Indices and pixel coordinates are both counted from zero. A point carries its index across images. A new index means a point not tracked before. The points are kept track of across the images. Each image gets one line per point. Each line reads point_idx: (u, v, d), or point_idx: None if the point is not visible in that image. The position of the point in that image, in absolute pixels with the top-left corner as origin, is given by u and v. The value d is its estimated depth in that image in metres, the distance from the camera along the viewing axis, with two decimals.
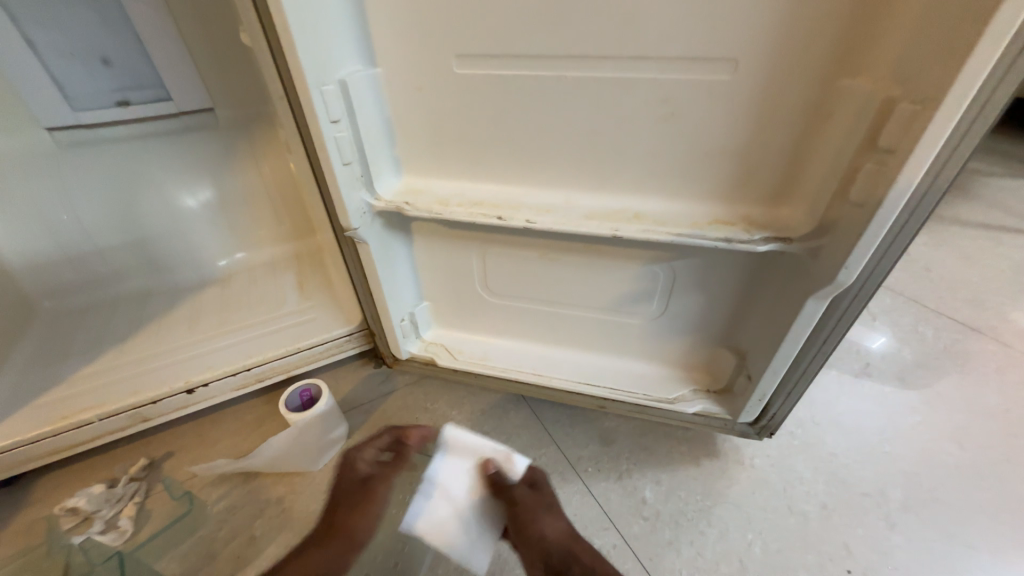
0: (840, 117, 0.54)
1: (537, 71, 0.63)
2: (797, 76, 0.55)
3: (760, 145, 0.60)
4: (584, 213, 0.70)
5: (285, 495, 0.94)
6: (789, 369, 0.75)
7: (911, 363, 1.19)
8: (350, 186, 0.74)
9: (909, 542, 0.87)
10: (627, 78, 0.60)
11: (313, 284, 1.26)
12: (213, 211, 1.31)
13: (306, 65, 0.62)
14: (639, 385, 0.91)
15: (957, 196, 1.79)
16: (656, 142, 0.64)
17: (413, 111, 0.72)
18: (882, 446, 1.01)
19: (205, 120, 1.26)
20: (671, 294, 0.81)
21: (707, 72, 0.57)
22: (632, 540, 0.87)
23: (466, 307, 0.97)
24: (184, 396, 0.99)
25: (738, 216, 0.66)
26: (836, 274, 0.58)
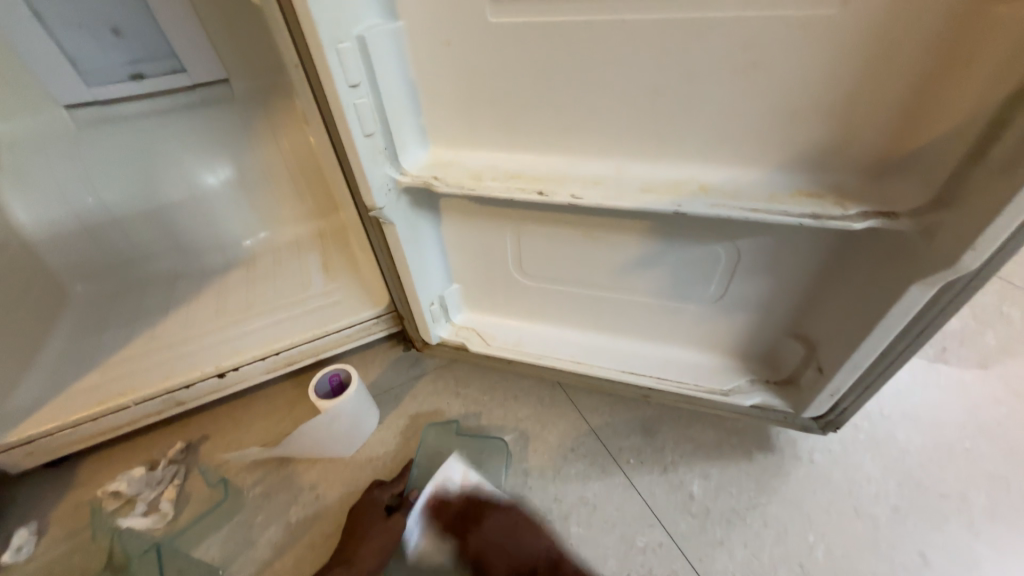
0: (987, 56, 0.43)
1: (587, 15, 0.52)
2: (932, 4, 0.43)
3: (867, 99, 0.49)
4: (639, 186, 0.61)
5: (318, 482, 0.93)
6: (872, 363, 0.66)
7: (996, 347, 1.05)
8: (373, 160, 0.67)
9: (995, 552, 0.78)
10: (698, 19, 0.49)
11: (337, 263, 1.21)
12: (234, 189, 1.27)
13: (320, 21, 0.54)
14: (690, 375, 0.83)
15: None
16: (731, 99, 0.53)
17: (440, 70, 0.63)
18: (963, 443, 0.90)
19: (220, 92, 1.19)
20: (734, 276, 0.72)
21: (806, 6, 0.46)
22: (680, 539, 0.81)
23: (498, 289, 0.90)
24: (216, 380, 0.98)
25: (829, 187, 0.55)
26: (959, 257, 0.48)
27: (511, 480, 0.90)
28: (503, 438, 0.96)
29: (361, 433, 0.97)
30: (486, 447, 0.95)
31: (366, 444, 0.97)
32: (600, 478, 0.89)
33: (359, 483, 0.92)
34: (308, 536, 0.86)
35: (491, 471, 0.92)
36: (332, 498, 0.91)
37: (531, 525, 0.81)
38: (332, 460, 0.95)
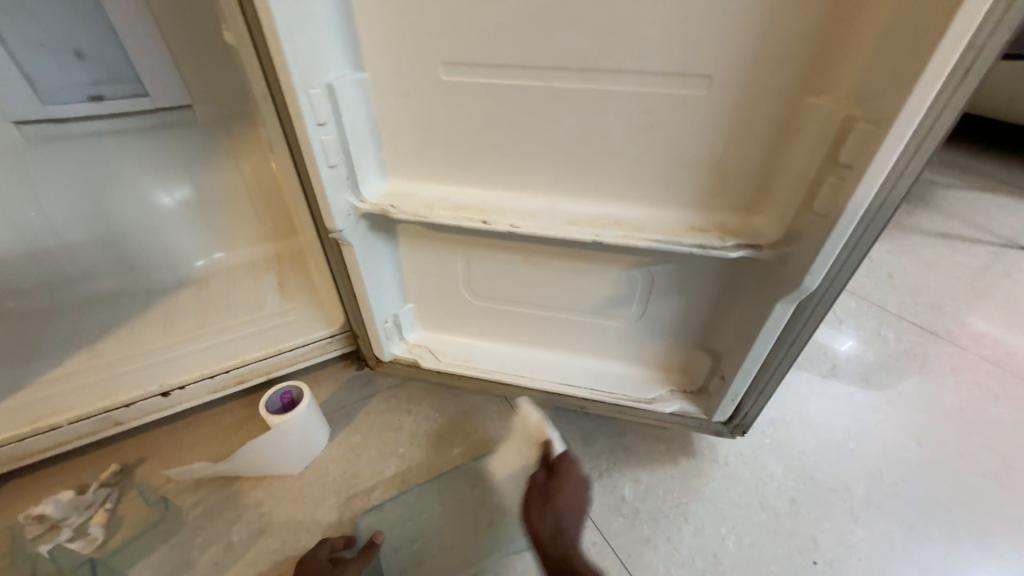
0: (807, 132, 0.58)
1: (522, 80, 0.65)
2: (769, 92, 0.58)
3: (733, 158, 0.64)
4: (566, 219, 0.72)
5: (264, 499, 0.93)
6: (760, 371, 0.79)
7: (876, 365, 1.24)
8: (336, 188, 0.74)
9: (872, 536, 0.91)
10: (607, 91, 0.63)
11: (293, 284, 1.25)
12: (191, 210, 1.29)
13: (293, 69, 0.62)
14: (619, 386, 0.94)
15: (919, 206, 1.84)
16: (638, 152, 0.67)
17: (399, 114, 0.72)
18: (849, 444, 1.06)
19: (184, 117, 1.23)
20: (650, 297, 0.84)
21: (685, 87, 0.60)
22: (612, 538, 0.89)
23: (449, 309, 0.98)
24: (160, 399, 0.97)
25: (713, 224, 0.69)
26: (802, 280, 0.62)
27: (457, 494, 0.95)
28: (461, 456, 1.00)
29: (312, 449, 0.99)
30: (461, 478, 0.97)
31: (315, 461, 0.99)
32: None
33: (305, 500, 0.93)
34: (251, 553, 0.86)
35: (461, 503, 0.94)
36: (277, 514, 0.91)
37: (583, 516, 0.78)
38: (280, 477, 0.96)
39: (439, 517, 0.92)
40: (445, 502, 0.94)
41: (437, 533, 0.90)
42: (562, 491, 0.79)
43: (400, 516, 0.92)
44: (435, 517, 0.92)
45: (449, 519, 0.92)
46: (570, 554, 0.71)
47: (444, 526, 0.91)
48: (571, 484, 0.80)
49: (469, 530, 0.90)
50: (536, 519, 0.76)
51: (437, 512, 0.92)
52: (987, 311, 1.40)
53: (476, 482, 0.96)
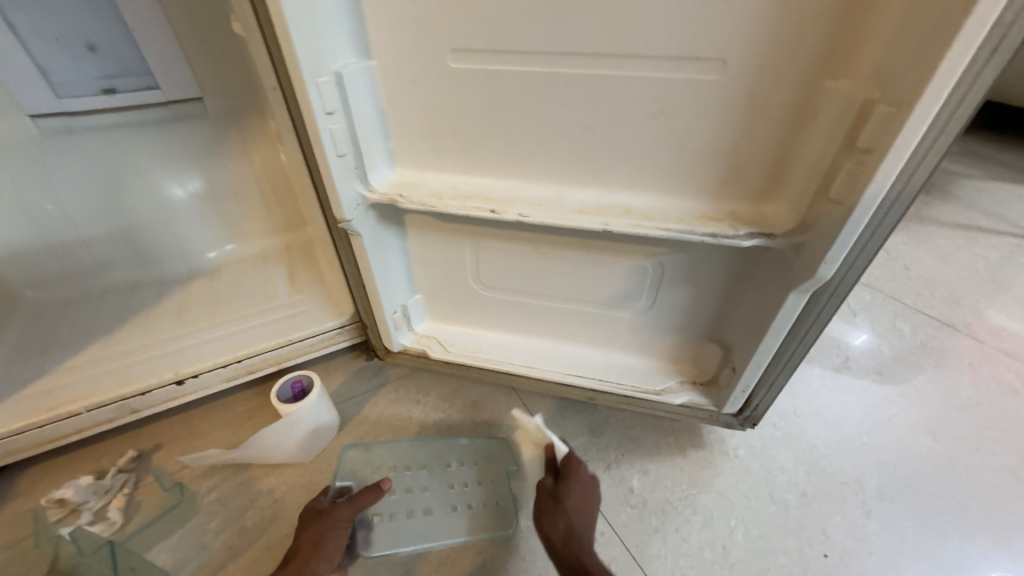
0: (824, 118, 0.57)
1: (530, 66, 0.64)
2: (784, 76, 0.57)
3: (746, 144, 0.63)
4: (575, 208, 0.72)
5: (276, 486, 0.95)
6: (772, 362, 0.78)
7: (890, 358, 1.22)
8: (345, 177, 0.74)
9: (884, 529, 0.90)
10: (616, 77, 0.62)
11: (303, 276, 1.25)
12: (202, 202, 1.30)
13: (301, 57, 0.62)
14: (628, 377, 0.93)
15: (938, 196, 1.80)
16: (649, 139, 0.66)
17: (407, 103, 0.72)
18: (861, 437, 1.04)
19: (194, 110, 1.25)
20: (660, 287, 0.83)
21: (697, 71, 0.59)
22: (620, 528, 0.89)
23: (458, 300, 0.98)
24: (174, 387, 0.99)
25: (725, 213, 0.68)
26: (817, 269, 0.61)
27: (441, 467, 0.97)
28: (460, 437, 1.02)
29: (322, 437, 1.00)
30: (453, 451, 0.99)
31: (325, 450, 1.00)
32: None
33: (316, 488, 0.94)
34: (265, 537, 0.88)
35: (448, 473, 0.96)
36: (289, 501, 0.93)
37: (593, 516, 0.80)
38: (291, 465, 0.98)
39: (426, 481, 0.95)
40: (434, 468, 0.97)
41: (417, 493, 0.93)
42: (574, 493, 0.81)
43: (384, 461, 0.97)
44: (420, 479, 0.95)
45: (433, 484, 0.94)
46: (581, 555, 0.73)
47: (427, 490, 0.94)
48: (581, 484, 0.82)
49: (448, 500, 0.92)
50: (548, 525, 0.78)
51: (420, 480, 0.95)
52: (1007, 304, 1.36)
53: (468, 460, 0.98)
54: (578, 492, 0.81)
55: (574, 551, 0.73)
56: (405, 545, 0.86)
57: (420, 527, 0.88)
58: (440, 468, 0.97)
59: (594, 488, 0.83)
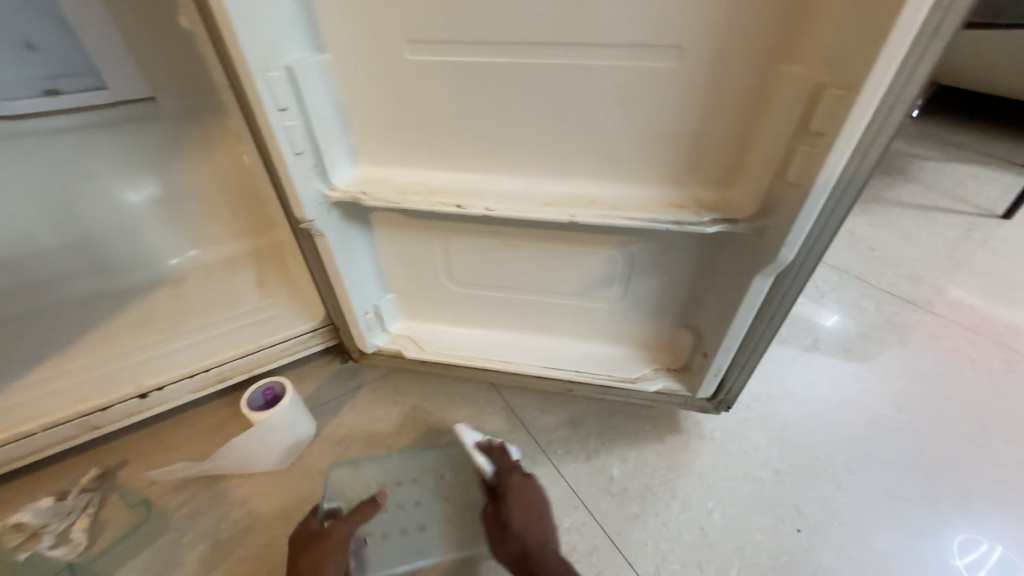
0: (779, 102, 0.57)
1: (488, 56, 0.63)
2: (740, 61, 0.57)
3: (706, 131, 0.63)
4: (542, 199, 0.71)
5: (251, 497, 0.92)
6: (741, 345, 0.79)
7: (857, 336, 1.26)
8: (304, 176, 0.72)
9: (854, 501, 0.93)
10: (576, 66, 0.61)
11: (273, 280, 1.22)
12: (162, 207, 1.25)
13: (248, 51, 0.60)
14: (604, 366, 0.94)
15: (899, 178, 1.86)
16: (612, 128, 0.65)
17: (365, 97, 0.70)
18: (831, 414, 1.08)
19: (147, 110, 1.18)
20: (631, 276, 0.84)
21: (655, 59, 0.59)
22: (601, 517, 0.90)
23: (431, 297, 0.97)
24: (138, 401, 0.95)
25: (689, 199, 0.68)
26: (778, 252, 0.62)
27: (434, 480, 0.94)
28: (442, 438, 1.01)
29: (298, 444, 0.97)
30: (446, 462, 0.96)
31: (301, 457, 0.98)
32: (531, 470, 0.96)
33: (293, 496, 0.92)
34: (241, 549, 0.85)
35: (442, 486, 0.93)
36: (265, 511, 0.90)
37: (544, 521, 0.80)
38: (266, 474, 0.95)
39: (418, 496, 0.92)
40: (425, 480, 0.94)
41: (411, 509, 0.90)
42: (515, 508, 0.81)
43: (375, 478, 0.93)
44: (412, 493, 0.92)
45: (426, 498, 0.92)
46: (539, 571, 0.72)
47: (420, 505, 0.91)
48: (518, 495, 0.82)
49: (442, 514, 0.90)
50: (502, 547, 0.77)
51: (412, 495, 0.92)
52: (964, 279, 1.42)
53: (462, 471, 0.95)
54: (520, 501, 0.82)
55: (533, 569, 0.73)
56: (400, 565, 0.83)
57: (414, 544, 0.86)
58: (432, 481, 0.94)
59: (534, 492, 0.83)
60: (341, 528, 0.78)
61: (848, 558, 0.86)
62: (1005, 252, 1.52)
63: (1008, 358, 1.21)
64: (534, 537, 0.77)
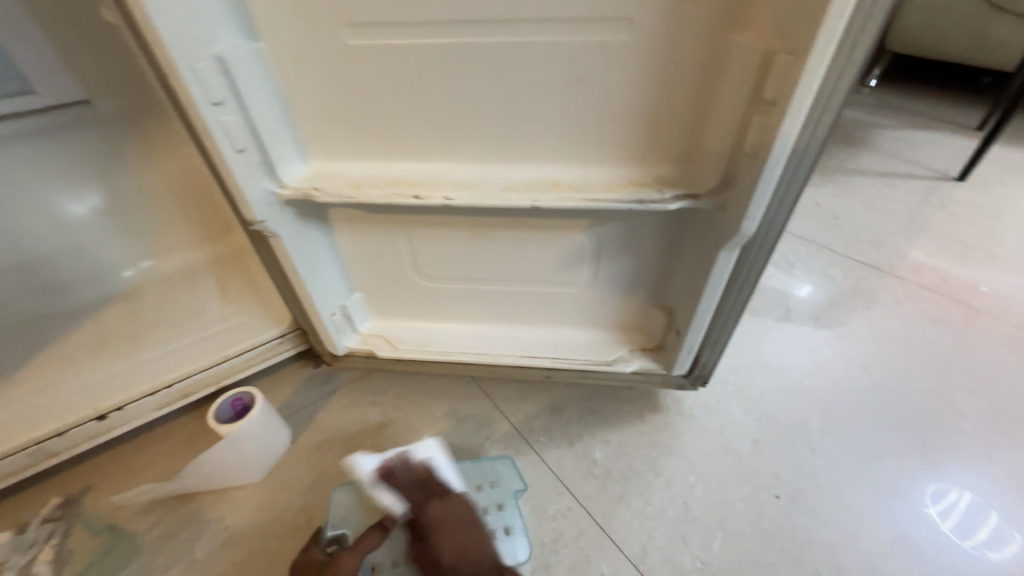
0: (731, 72, 0.57)
1: (433, 37, 0.60)
2: (691, 31, 0.56)
3: (663, 105, 0.62)
4: (503, 185, 0.69)
5: (226, 512, 0.89)
6: (712, 320, 0.79)
7: (825, 304, 1.29)
8: (250, 174, 0.68)
9: (828, 463, 0.96)
10: (524, 43, 0.59)
11: (235, 287, 1.16)
12: (108, 219, 1.18)
13: (170, 42, 0.56)
14: (580, 351, 0.93)
15: (860, 147, 1.90)
16: (568, 107, 0.64)
17: (308, 87, 0.66)
18: (803, 380, 1.10)
19: (82, 115, 1.10)
20: (600, 259, 0.83)
21: (605, 32, 0.57)
22: (586, 501, 0.90)
23: (400, 293, 0.94)
24: (96, 424, 0.90)
25: (651, 177, 0.67)
26: (740, 224, 0.62)
27: None
28: (423, 436, 0.99)
29: (273, 455, 0.94)
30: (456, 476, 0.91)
31: (278, 467, 0.95)
32: (515, 460, 0.96)
33: (271, 508, 0.89)
34: (219, 566, 0.83)
35: None
36: (242, 525, 0.87)
37: (478, 539, 0.76)
38: (242, 487, 0.92)
39: None
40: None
41: None
42: (443, 539, 0.75)
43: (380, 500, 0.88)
44: None
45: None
46: None
47: None
48: (440, 526, 0.76)
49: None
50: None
51: None
52: (923, 242, 1.47)
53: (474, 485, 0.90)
54: (445, 530, 0.76)
55: None
56: None
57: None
58: None
59: (456, 514, 0.77)
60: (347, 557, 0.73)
61: (825, 520, 0.88)
62: (960, 213, 1.57)
63: (967, 315, 1.25)
64: (469, 561, 0.74)
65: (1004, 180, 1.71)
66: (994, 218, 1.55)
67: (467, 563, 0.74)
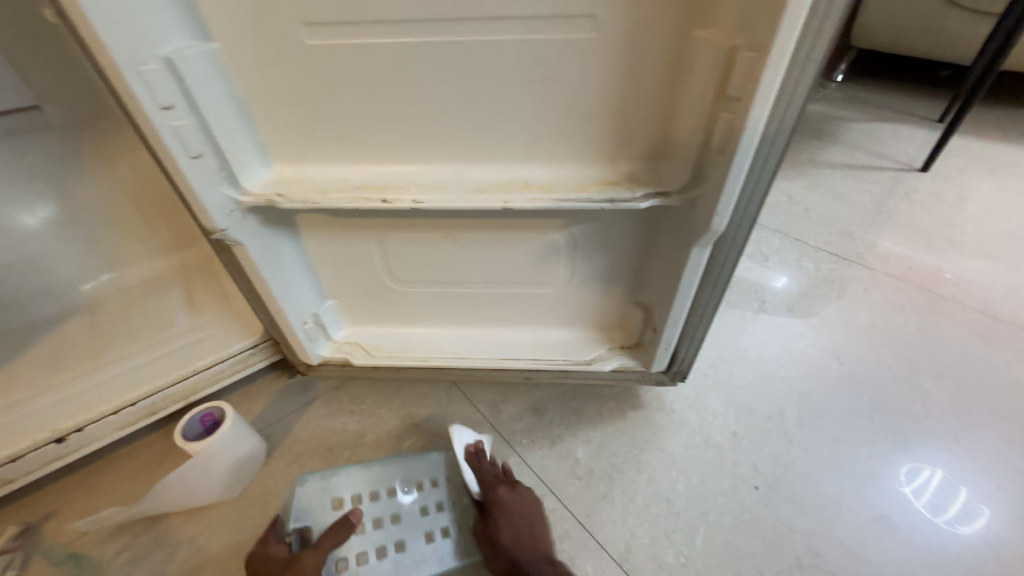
0: (697, 68, 0.56)
1: (393, 36, 0.58)
2: (655, 27, 0.55)
3: (631, 102, 0.61)
4: (473, 187, 0.68)
5: (197, 533, 0.85)
6: (688, 316, 0.80)
7: (800, 295, 1.32)
8: (207, 181, 0.65)
9: (805, 452, 0.98)
10: (489, 42, 0.58)
11: (203, 297, 1.12)
12: (62, 230, 1.12)
13: (111, 43, 0.52)
14: (560, 351, 0.92)
15: (829, 140, 1.95)
16: (537, 106, 0.63)
17: (265, 88, 0.64)
18: (779, 371, 1.12)
19: (31, 121, 1.03)
20: (575, 258, 0.82)
21: (571, 30, 0.56)
22: (570, 501, 0.90)
23: (375, 299, 0.92)
24: (54, 447, 0.85)
25: (622, 175, 0.67)
26: (711, 222, 0.62)
27: (411, 490, 0.88)
28: (403, 443, 0.97)
29: (247, 471, 0.91)
30: (424, 468, 0.91)
31: (252, 483, 0.92)
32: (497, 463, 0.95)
33: (245, 526, 0.86)
34: None
35: (421, 495, 0.87)
36: (215, 546, 0.84)
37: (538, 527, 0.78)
38: (214, 506, 0.88)
39: (396, 508, 0.86)
40: (406, 491, 0.88)
41: (389, 524, 0.84)
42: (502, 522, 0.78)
43: (346, 491, 0.87)
44: (390, 506, 0.86)
45: (405, 511, 0.86)
46: None
47: (398, 518, 0.85)
48: (505, 509, 0.79)
49: (421, 527, 0.84)
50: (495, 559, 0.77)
51: (389, 508, 0.86)
52: (890, 231, 1.51)
53: (442, 476, 0.90)
54: (510, 512, 0.79)
55: None
56: None
57: (392, 566, 0.80)
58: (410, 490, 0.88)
59: (525, 497, 0.81)
60: (308, 556, 0.73)
61: (803, 508, 0.90)
62: (924, 203, 1.63)
63: (933, 301, 1.29)
64: (525, 550, 0.75)
65: (964, 170, 1.78)
66: (956, 206, 1.61)
67: (521, 544, 0.76)
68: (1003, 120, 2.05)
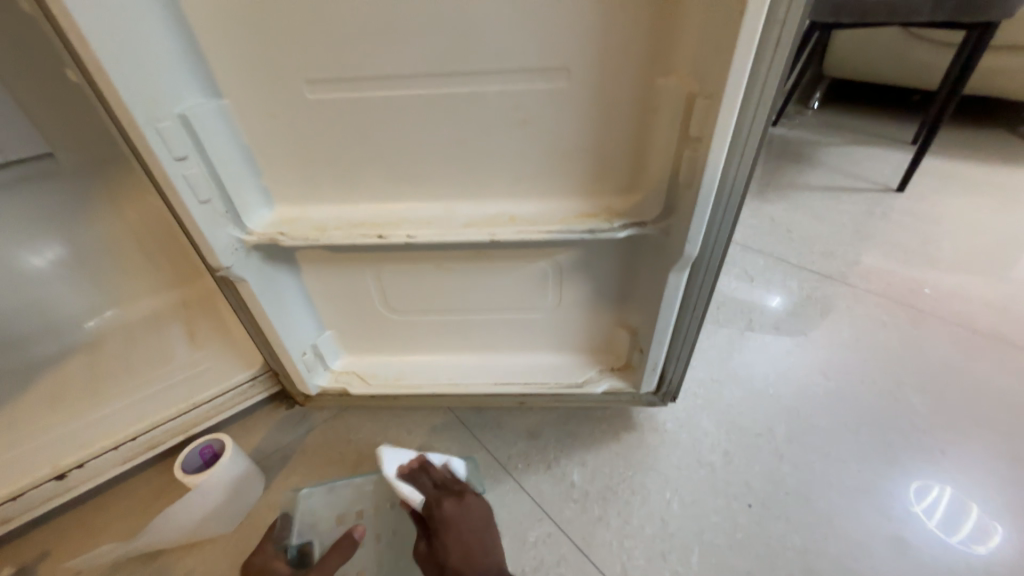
0: (662, 112, 0.62)
1: (386, 90, 0.64)
2: (622, 78, 0.62)
3: (605, 142, 0.67)
4: (463, 222, 0.73)
5: (194, 568, 0.85)
6: (673, 337, 0.83)
7: (786, 314, 1.36)
8: (214, 223, 0.70)
9: (796, 468, 1.00)
10: (474, 92, 0.64)
11: (204, 330, 1.15)
12: (70, 270, 1.16)
13: (131, 104, 0.58)
14: (552, 375, 0.95)
15: (807, 164, 2.04)
16: (520, 147, 0.68)
17: (270, 138, 0.69)
18: (769, 389, 1.15)
19: (45, 167, 1.10)
20: (562, 285, 0.86)
21: (547, 81, 0.63)
22: (565, 524, 0.91)
23: (371, 329, 0.96)
24: (55, 483, 0.86)
25: (601, 207, 0.72)
26: (684, 248, 0.67)
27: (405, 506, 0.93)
28: None
29: (244, 503, 0.92)
30: None
31: (249, 515, 0.92)
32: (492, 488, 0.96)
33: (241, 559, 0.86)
34: None
35: None
36: None
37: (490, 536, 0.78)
38: (211, 540, 0.89)
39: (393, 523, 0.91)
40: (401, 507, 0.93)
41: (387, 539, 0.89)
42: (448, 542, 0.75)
43: (347, 507, 0.93)
44: (388, 521, 0.91)
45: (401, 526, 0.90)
46: None
47: (395, 534, 0.89)
48: (455, 524, 0.77)
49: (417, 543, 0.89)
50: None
51: (386, 523, 0.91)
52: (870, 250, 1.57)
53: None
54: (458, 523, 0.77)
55: None
56: None
57: None
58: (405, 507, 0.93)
59: (474, 508, 0.80)
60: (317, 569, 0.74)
61: (797, 525, 0.91)
62: (901, 221, 1.69)
63: (915, 316, 1.34)
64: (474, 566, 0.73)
65: (938, 189, 1.85)
66: (931, 224, 1.67)
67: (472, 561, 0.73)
68: (973, 142, 2.15)
